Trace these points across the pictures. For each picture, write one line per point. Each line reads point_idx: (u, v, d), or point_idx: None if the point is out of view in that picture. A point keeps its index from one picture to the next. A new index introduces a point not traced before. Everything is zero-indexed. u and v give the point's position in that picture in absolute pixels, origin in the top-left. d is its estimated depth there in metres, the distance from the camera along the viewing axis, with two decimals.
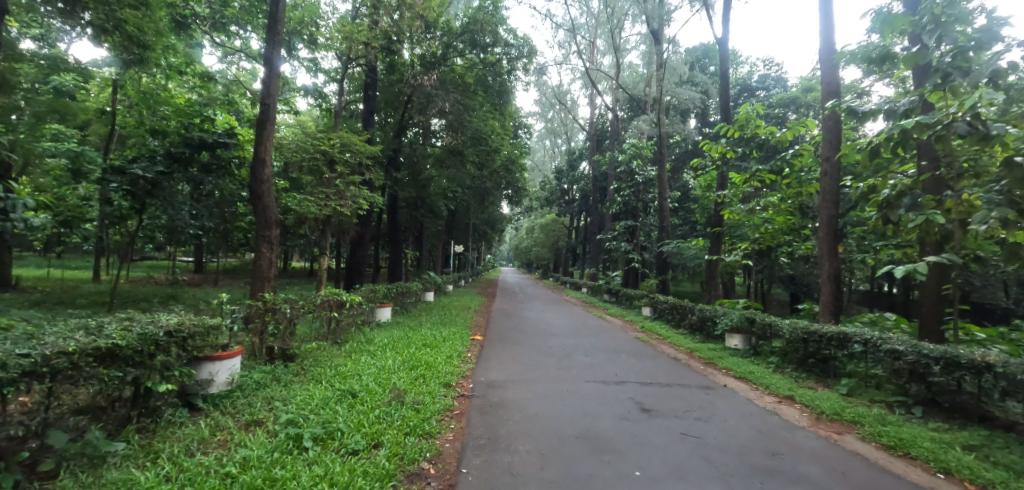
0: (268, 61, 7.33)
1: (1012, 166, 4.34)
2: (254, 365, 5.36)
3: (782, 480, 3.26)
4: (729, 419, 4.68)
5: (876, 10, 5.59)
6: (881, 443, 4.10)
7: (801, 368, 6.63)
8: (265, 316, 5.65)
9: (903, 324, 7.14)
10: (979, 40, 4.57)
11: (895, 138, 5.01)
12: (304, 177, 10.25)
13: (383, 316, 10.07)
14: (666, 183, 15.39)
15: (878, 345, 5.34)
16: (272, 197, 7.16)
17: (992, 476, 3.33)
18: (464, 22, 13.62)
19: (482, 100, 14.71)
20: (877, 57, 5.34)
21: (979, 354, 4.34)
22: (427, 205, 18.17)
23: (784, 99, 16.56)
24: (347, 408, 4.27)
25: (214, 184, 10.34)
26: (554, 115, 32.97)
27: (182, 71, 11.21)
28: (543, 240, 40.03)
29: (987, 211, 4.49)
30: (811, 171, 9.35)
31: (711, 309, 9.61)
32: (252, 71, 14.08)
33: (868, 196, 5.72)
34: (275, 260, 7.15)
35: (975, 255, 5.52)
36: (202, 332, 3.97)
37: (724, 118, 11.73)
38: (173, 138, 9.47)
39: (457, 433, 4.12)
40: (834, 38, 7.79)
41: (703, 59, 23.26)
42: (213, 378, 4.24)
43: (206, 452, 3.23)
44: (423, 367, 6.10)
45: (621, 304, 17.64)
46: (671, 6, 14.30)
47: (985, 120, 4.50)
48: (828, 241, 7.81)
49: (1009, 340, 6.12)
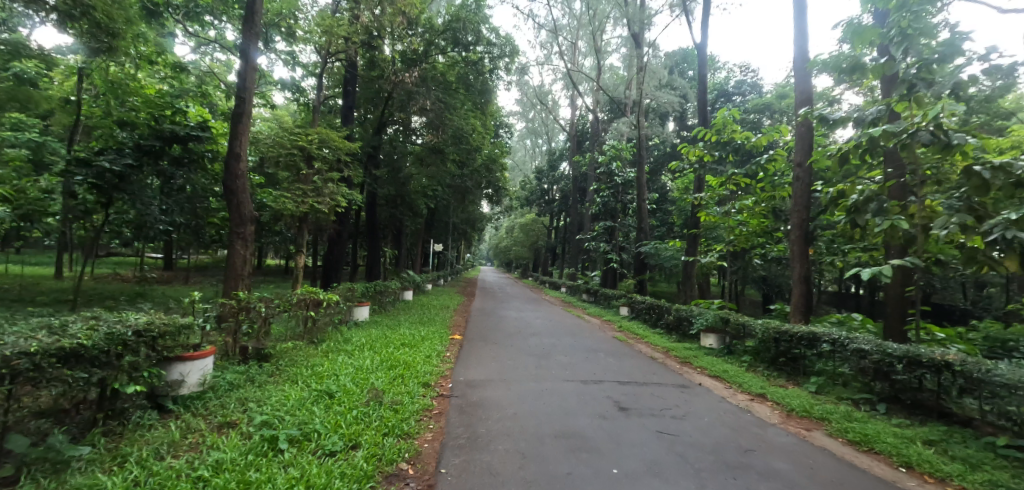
0: (242, 53, 7.07)
1: (971, 175, 4.54)
2: (226, 365, 5.21)
3: (753, 476, 3.35)
4: (703, 416, 4.79)
5: (848, 21, 5.82)
6: (848, 438, 4.26)
7: (772, 367, 6.84)
8: (239, 314, 5.50)
9: (868, 324, 7.43)
10: (943, 53, 4.78)
11: (864, 145, 5.24)
12: (280, 173, 10.02)
13: (360, 315, 9.93)
14: (645, 185, 15.62)
15: (846, 345, 5.54)
16: (247, 193, 6.96)
17: (950, 469, 3.49)
18: (446, 20, 13.55)
19: (463, 99, 14.65)
20: (847, 66, 5.50)
21: (939, 354, 4.51)
22: (407, 204, 17.99)
23: (760, 105, 17.18)
24: (324, 408, 4.21)
25: (185, 178, 9.98)
26: (534, 115, 33.14)
27: (153, 61, 10.75)
28: (523, 240, 40.12)
29: (948, 218, 4.77)
30: (784, 176, 9.57)
31: (687, 309, 9.80)
32: (226, 63, 13.63)
33: (837, 200, 5.92)
34: (250, 257, 6.95)
35: (936, 259, 5.78)
36: (173, 331, 3.84)
37: (702, 122, 11.96)
38: (143, 130, 9.09)
39: (435, 433, 4.10)
40: (807, 45, 8.05)
41: (682, 63, 23.66)
42: (185, 378, 4.11)
43: (177, 456, 3.13)
44: (402, 367, 6.04)
45: (599, 303, 17.87)
46: (652, 9, 14.57)
47: (948, 131, 4.69)
48: (799, 243, 8.06)
49: (964, 339, 6.46)
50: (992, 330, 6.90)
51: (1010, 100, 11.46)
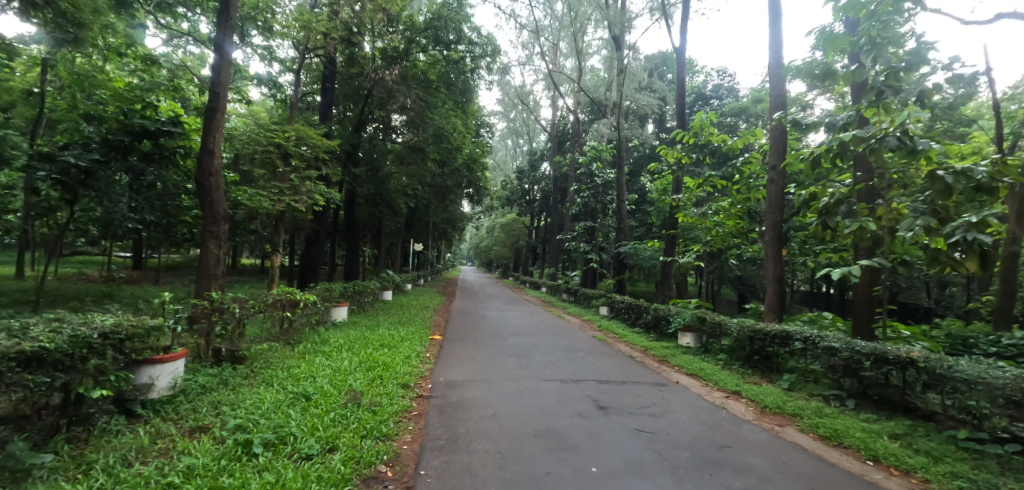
0: (216, 47, 6.88)
1: (935, 179, 4.73)
2: (199, 368, 5.05)
3: (727, 471, 3.42)
4: (680, 414, 4.87)
5: (821, 29, 5.99)
6: (818, 433, 4.39)
7: (747, 365, 7.01)
8: (212, 315, 5.32)
9: (838, 323, 7.68)
10: (910, 62, 4.97)
11: (835, 150, 5.41)
12: (255, 170, 9.78)
13: (338, 316, 9.79)
14: (624, 186, 15.79)
15: (816, 342, 5.72)
16: (221, 190, 6.77)
17: (914, 462, 3.63)
18: (427, 17, 13.43)
19: (444, 98, 14.58)
20: (820, 73, 5.67)
21: (904, 351, 4.68)
22: (387, 203, 17.77)
23: (736, 109, 17.65)
24: (300, 411, 4.13)
25: (155, 175, 9.66)
26: (515, 115, 33.17)
27: (122, 53, 10.34)
28: (504, 240, 40.16)
29: (913, 220, 4.96)
30: (759, 179, 9.80)
31: (665, 309, 9.96)
32: (200, 56, 13.25)
33: (809, 202, 6.10)
34: (224, 257, 6.76)
35: (902, 260, 6.01)
36: (142, 334, 3.70)
37: (680, 124, 12.17)
38: (111, 124, 8.83)
39: (414, 434, 4.06)
40: (782, 51, 8.27)
41: (662, 66, 24.04)
42: (154, 382, 3.99)
43: (145, 462, 3.03)
44: (381, 368, 5.97)
45: (578, 303, 18.00)
46: (632, 13, 14.82)
47: (913, 136, 4.89)
48: (773, 244, 8.26)
49: (929, 337, 6.72)
50: (953, 328, 7.21)
51: (970, 108, 12.01)
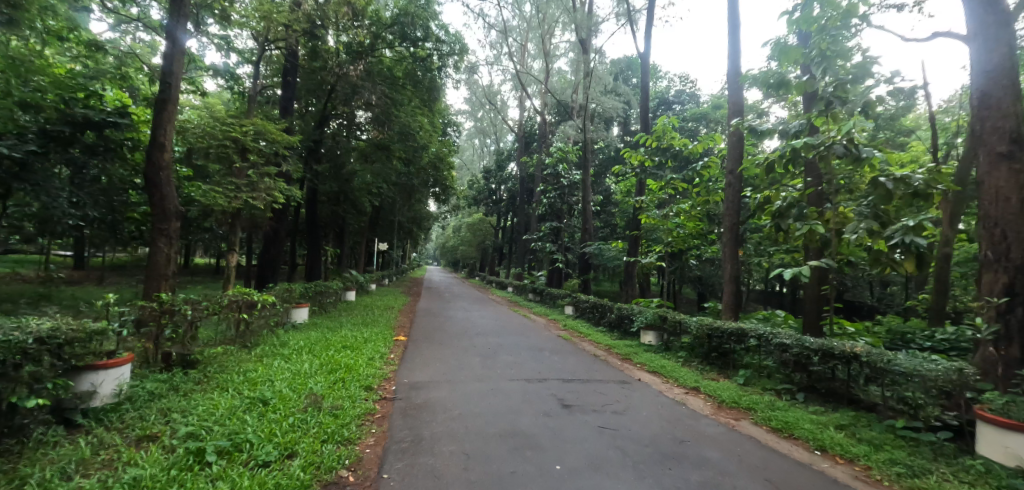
0: (168, 35, 6.51)
1: (877, 185, 5.05)
2: (146, 373, 4.78)
3: (686, 465, 3.53)
4: (642, 411, 5.00)
5: (775, 40, 6.29)
6: (770, 426, 4.61)
7: (705, 361, 7.29)
8: (161, 318, 5.03)
9: (790, 320, 8.09)
10: (856, 75, 5.28)
11: (787, 156, 5.68)
12: (210, 165, 9.34)
13: (299, 317, 9.49)
14: (590, 187, 16.03)
15: (769, 339, 6.00)
16: (172, 186, 6.41)
17: (857, 451, 3.86)
18: (393, 13, 13.17)
19: (410, 96, 14.37)
20: (774, 82, 5.94)
21: (848, 346, 4.97)
22: (350, 201, 17.36)
23: (697, 114, 18.28)
24: (257, 417, 3.97)
25: (99, 168, 9.17)
26: (483, 115, 33.08)
27: (64, 37, 9.49)
28: (470, 240, 39.98)
29: (857, 223, 5.29)
30: (717, 182, 10.19)
31: (628, 308, 10.19)
32: (150, 43, 12.54)
33: (764, 205, 6.39)
34: (175, 256, 6.41)
35: (847, 261, 6.38)
36: (83, 337, 3.48)
37: (644, 128, 12.48)
38: (49, 113, 8.25)
39: (377, 437, 3.99)
40: (740, 60, 8.62)
41: (626, 71, 24.60)
42: (97, 389, 3.73)
43: (87, 475, 2.84)
44: (343, 371, 5.82)
45: (544, 303, 18.14)
46: (599, 17, 15.10)
47: (858, 144, 5.20)
48: (730, 245, 8.59)
49: (871, 332, 7.18)
50: (892, 324, 7.72)
51: (908, 119, 12.91)
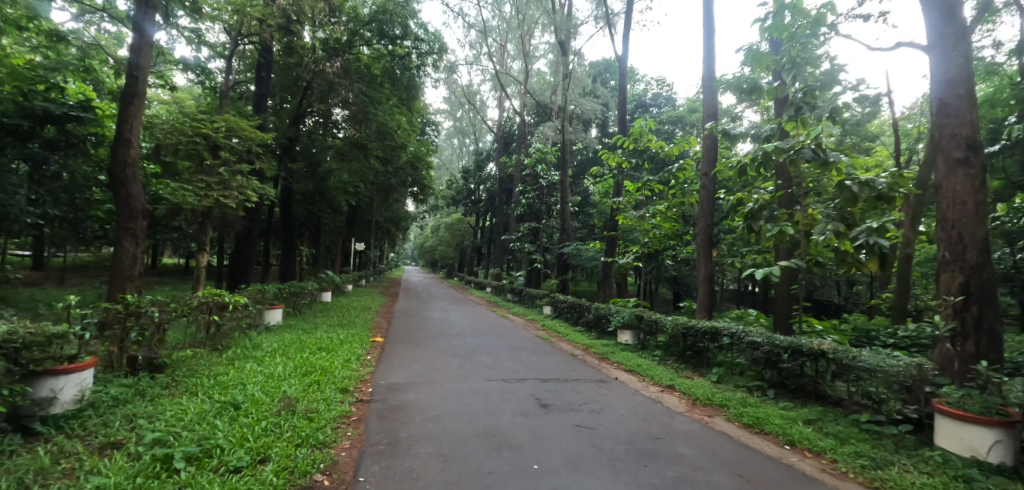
0: (136, 26, 6.28)
1: (843, 188, 5.25)
2: (110, 378, 4.60)
3: (661, 462, 3.60)
4: (618, 409, 5.07)
5: (748, 47, 6.47)
6: (742, 422, 4.74)
7: (680, 360, 7.43)
8: (126, 321, 4.84)
9: (761, 319, 8.32)
10: (824, 81, 5.49)
11: (759, 159, 5.85)
12: (179, 162, 9.04)
13: (272, 318, 9.28)
14: (569, 188, 16.12)
15: (742, 337, 6.16)
16: (138, 183, 6.18)
17: (825, 444, 4.01)
18: (372, 10, 12.96)
19: (388, 94, 14.19)
20: (747, 87, 6.11)
21: (816, 344, 5.14)
22: (326, 200, 17.04)
23: (673, 117, 18.61)
24: (228, 421, 3.87)
25: (60, 164, 8.78)
26: (462, 115, 32.96)
27: (23, 27, 8.99)
28: (448, 240, 39.74)
29: (825, 225, 5.49)
30: (692, 184, 10.41)
31: (605, 307, 10.31)
32: (116, 35, 12.06)
33: (736, 207, 6.55)
34: (141, 256, 6.18)
35: (816, 261, 6.59)
36: (43, 341, 3.33)
37: (621, 130, 12.64)
38: (6, 105, 7.69)
39: (354, 440, 3.93)
40: (714, 65, 8.82)
41: (605, 73, 24.87)
42: (58, 395, 3.57)
43: (46, 485, 2.71)
44: (318, 373, 5.72)
45: (523, 303, 18.17)
46: (578, 20, 15.22)
47: (826, 149, 5.39)
48: (705, 246, 8.76)
49: (837, 330, 7.43)
50: (858, 322, 8.02)
51: (873, 125, 13.41)
